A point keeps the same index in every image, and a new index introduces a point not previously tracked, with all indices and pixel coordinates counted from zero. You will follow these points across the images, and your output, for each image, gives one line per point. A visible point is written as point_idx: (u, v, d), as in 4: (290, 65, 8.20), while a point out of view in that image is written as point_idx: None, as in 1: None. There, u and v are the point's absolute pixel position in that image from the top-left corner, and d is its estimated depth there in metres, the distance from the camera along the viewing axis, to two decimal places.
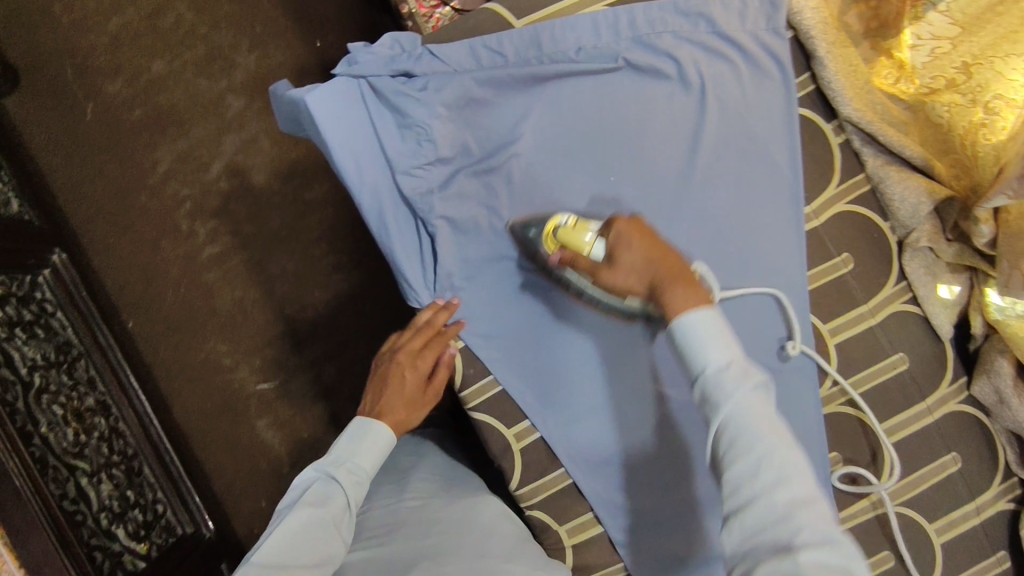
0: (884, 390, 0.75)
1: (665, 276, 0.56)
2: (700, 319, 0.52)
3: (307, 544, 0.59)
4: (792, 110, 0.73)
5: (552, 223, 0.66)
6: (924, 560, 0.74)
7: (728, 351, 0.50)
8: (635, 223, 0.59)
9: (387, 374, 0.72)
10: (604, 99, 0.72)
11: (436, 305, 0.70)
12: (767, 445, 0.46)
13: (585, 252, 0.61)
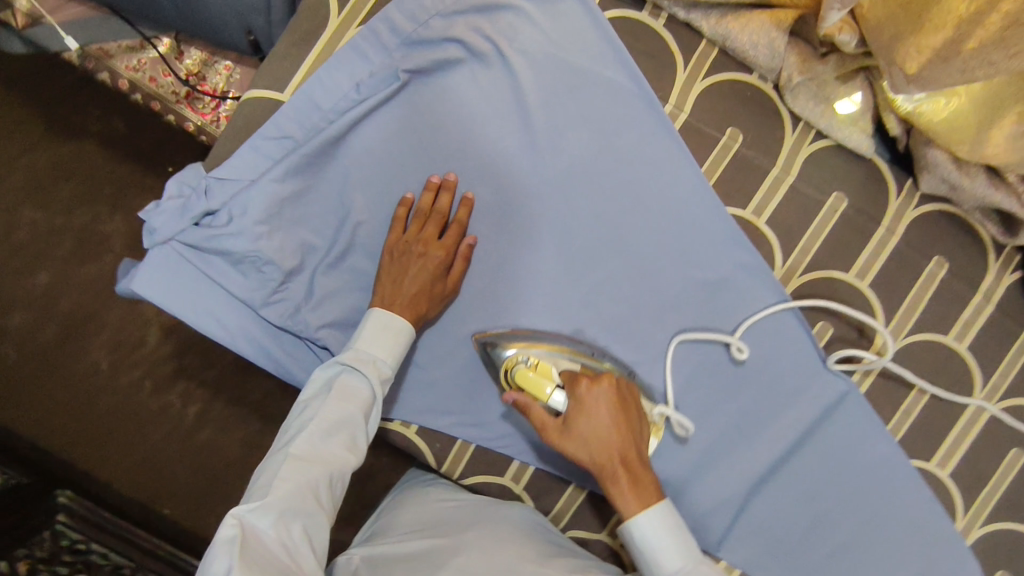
0: (838, 237, 0.70)
1: (627, 472, 0.58)
2: (651, 520, 0.56)
3: (338, 445, 0.55)
4: (599, 21, 0.66)
5: (506, 359, 0.64)
6: (959, 370, 0.71)
7: (682, 559, 0.56)
8: (605, 386, 0.60)
9: (404, 264, 0.63)
10: (410, 122, 0.65)
11: (461, 200, 0.65)
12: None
13: (546, 399, 0.60)
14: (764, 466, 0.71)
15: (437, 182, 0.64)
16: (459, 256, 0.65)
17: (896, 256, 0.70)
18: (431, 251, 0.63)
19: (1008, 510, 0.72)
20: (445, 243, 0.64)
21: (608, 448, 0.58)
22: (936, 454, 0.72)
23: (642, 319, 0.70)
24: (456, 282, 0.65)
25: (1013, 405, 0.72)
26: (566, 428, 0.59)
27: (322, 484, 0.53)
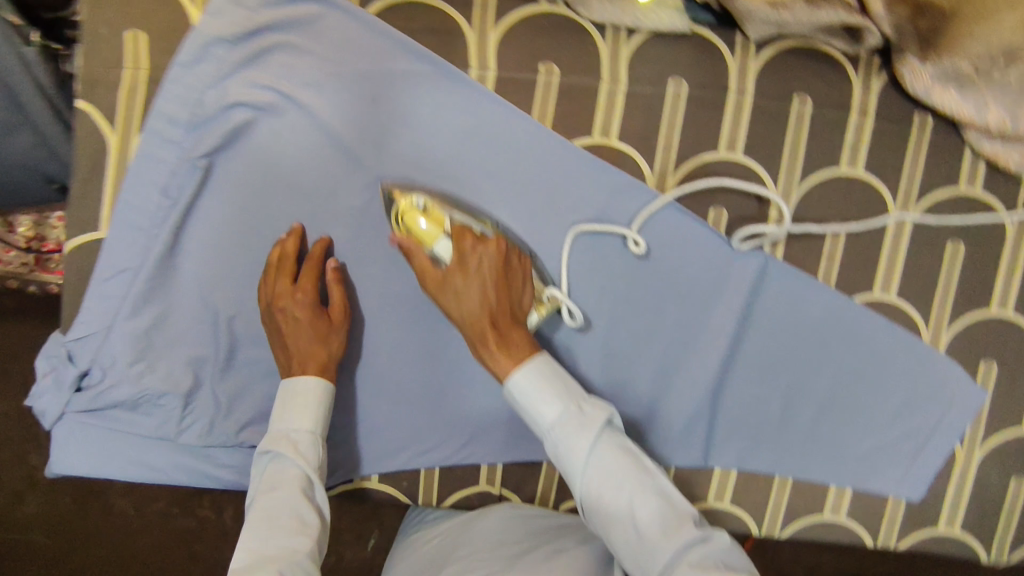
0: (693, 119, 0.67)
1: (500, 332, 0.59)
2: (523, 375, 0.57)
3: (283, 531, 0.54)
4: (366, 23, 0.63)
5: (395, 197, 0.62)
6: (864, 192, 0.69)
7: (553, 404, 0.56)
8: (481, 254, 0.60)
9: (281, 332, 0.62)
10: (233, 200, 0.63)
11: (320, 244, 0.63)
12: (610, 480, 0.54)
13: (426, 250, 0.61)
14: (717, 365, 0.70)
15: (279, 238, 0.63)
16: (333, 288, 0.63)
17: (758, 113, 0.67)
18: (296, 301, 0.61)
19: (966, 302, 0.71)
20: (301, 287, 0.61)
21: (480, 310, 0.59)
22: (875, 279, 0.70)
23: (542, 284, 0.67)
24: (344, 310, 0.63)
25: (930, 203, 0.70)
26: (442, 281, 0.60)
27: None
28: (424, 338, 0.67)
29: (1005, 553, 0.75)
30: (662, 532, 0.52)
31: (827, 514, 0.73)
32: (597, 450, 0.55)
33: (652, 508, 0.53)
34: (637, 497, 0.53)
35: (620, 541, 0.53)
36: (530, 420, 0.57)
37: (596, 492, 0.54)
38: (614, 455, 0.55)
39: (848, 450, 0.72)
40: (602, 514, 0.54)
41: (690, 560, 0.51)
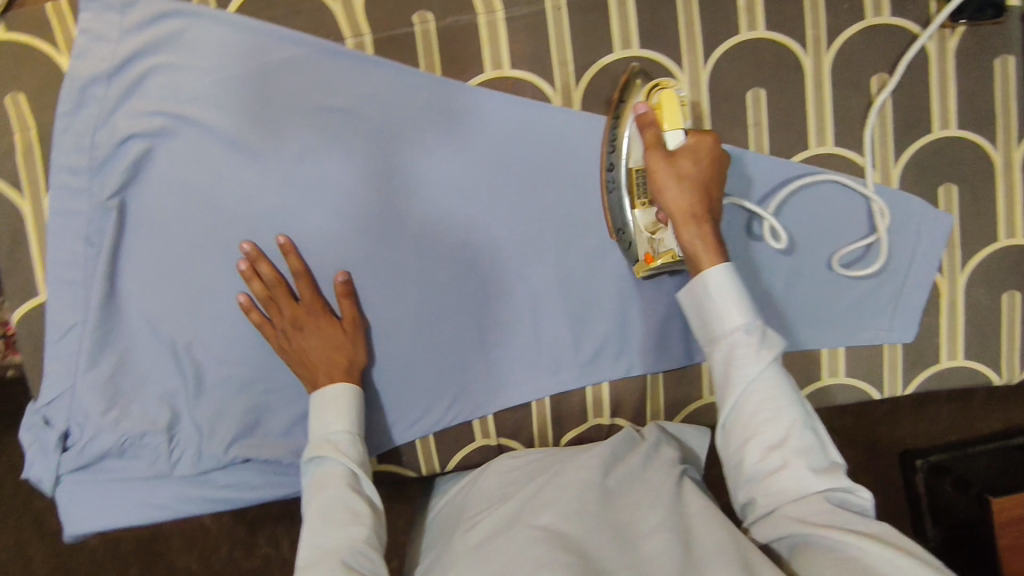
0: (580, 25, 0.65)
1: (706, 219, 0.59)
2: (723, 272, 0.56)
3: (340, 523, 0.55)
4: (228, 21, 0.62)
5: (660, 82, 0.62)
6: (774, 50, 0.67)
7: (742, 313, 0.54)
8: (711, 152, 0.60)
9: (302, 344, 0.64)
10: (155, 231, 0.64)
11: (285, 247, 0.64)
12: (775, 405, 0.52)
13: (665, 128, 0.60)
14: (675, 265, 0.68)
15: (244, 258, 0.64)
16: (339, 298, 0.65)
17: (644, 2, 0.66)
18: (311, 316, 0.64)
19: (907, 131, 0.69)
20: (311, 303, 0.64)
21: (694, 191, 0.59)
22: (808, 135, 0.68)
23: (478, 231, 0.68)
24: (357, 318, 0.66)
25: (843, 43, 0.68)
26: (669, 160, 0.59)
27: (337, 567, 0.52)
28: (380, 314, 0.67)
29: (1018, 371, 0.72)
30: (811, 468, 0.51)
31: (827, 379, 0.72)
32: (770, 374, 0.53)
33: (808, 445, 0.52)
34: (796, 432, 0.52)
35: (758, 460, 0.52)
36: (711, 317, 0.56)
37: (758, 411, 0.53)
38: (785, 385, 0.53)
39: (830, 311, 0.70)
40: (755, 434, 0.52)
41: (829, 497, 0.51)
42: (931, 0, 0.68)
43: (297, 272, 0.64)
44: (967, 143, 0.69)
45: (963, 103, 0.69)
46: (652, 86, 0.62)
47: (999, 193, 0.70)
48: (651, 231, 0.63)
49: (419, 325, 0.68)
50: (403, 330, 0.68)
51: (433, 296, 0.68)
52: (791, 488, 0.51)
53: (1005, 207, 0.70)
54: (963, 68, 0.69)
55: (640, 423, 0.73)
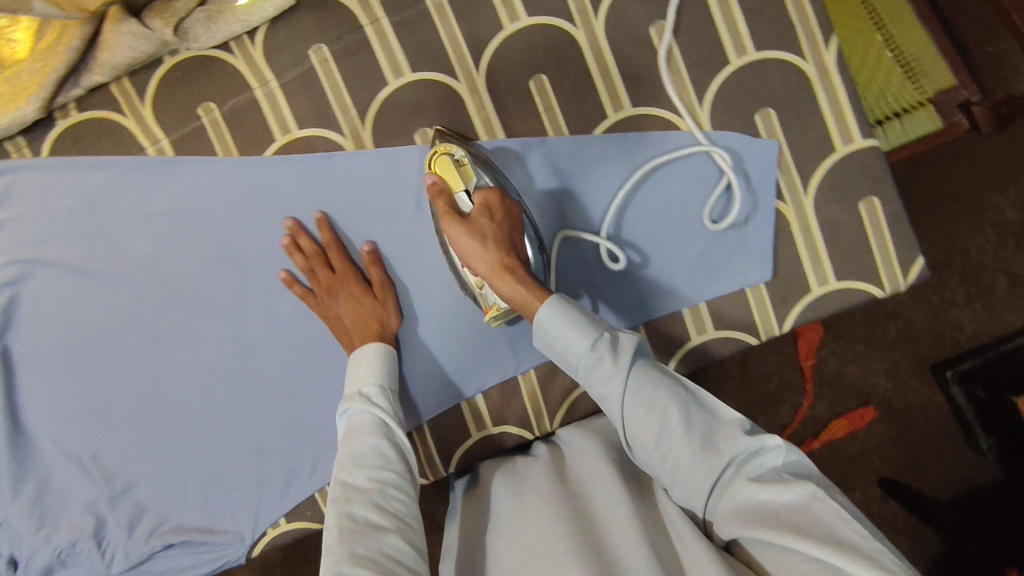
0: (349, 71, 0.68)
1: (517, 268, 0.59)
2: (546, 310, 0.57)
3: (374, 471, 0.56)
4: (43, 167, 0.69)
5: (441, 146, 0.64)
6: (543, 34, 0.67)
7: (583, 335, 0.55)
8: (501, 202, 0.60)
9: (338, 310, 0.68)
10: (39, 366, 0.71)
11: (321, 218, 0.68)
12: (652, 412, 0.53)
13: (454, 195, 0.62)
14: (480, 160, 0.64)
15: (286, 234, 0.69)
16: (366, 267, 0.69)
17: (402, 30, 0.67)
18: (344, 284, 0.68)
19: (704, 68, 0.67)
20: (342, 270, 0.68)
21: (491, 246, 0.59)
22: (603, 103, 0.67)
23: (342, 243, 0.69)
24: (386, 283, 0.68)
25: (610, 5, 0.67)
26: (460, 217, 0.60)
27: (377, 518, 0.53)
28: (250, 384, 0.72)
29: (901, 280, 0.68)
30: (709, 448, 0.52)
31: (696, 337, 0.70)
32: (631, 383, 0.54)
33: (700, 433, 0.52)
34: (679, 427, 0.52)
35: (663, 463, 0.53)
36: (566, 356, 0.57)
37: (641, 424, 0.53)
38: (650, 382, 0.54)
39: (677, 268, 0.69)
40: (653, 446, 0.53)
41: (748, 473, 0.51)
42: None
43: (329, 243, 0.68)
44: (772, 62, 0.66)
45: (755, 24, 0.66)
46: (438, 151, 0.64)
47: (823, 101, 0.66)
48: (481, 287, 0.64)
49: (290, 384, 0.72)
50: (276, 392, 0.72)
51: (295, 357, 0.72)
52: (703, 481, 0.51)
53: (834, 112, 0.67)
54: None
55: (529, 427, 0.72)
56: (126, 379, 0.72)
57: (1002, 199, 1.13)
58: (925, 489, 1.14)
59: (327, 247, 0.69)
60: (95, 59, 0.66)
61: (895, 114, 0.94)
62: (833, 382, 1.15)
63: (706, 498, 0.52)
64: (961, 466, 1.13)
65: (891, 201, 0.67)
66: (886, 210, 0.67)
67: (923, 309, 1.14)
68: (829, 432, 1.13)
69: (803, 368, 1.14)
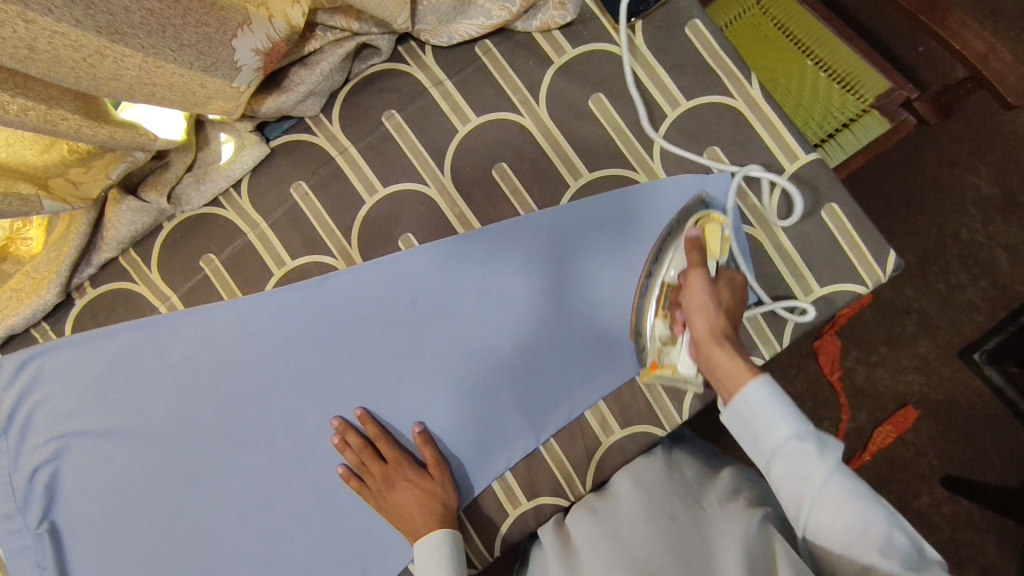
0: (328, 199, 0.74)
1: (732, 341, 0.60)
2: (754, 395, 0.59)
3: None
4: (64, 345, 0.74)
5: (711, 214, 0.66)
6: (493, 129, 0.73)
7: (790, 423, 0.58)
8: (742, 289, 0.63)
9: (397, 499, 0.71)
10: (88, 532, 0.75)
11: (361, 415, 0.72)
12: (848, 513, 0.53)
13: (708, 254, 0.64)
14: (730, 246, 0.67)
15: (336, 434, 0.73)
16: (420, 449, 0.72)
17: (368, 152, 0.74)
18: (400, 471, 0.71)
19: (644, 126, 0.72)
20: (394, 459, 0.71)
21: (720, 315, 0.60)
22: (562, 174, 0.73)
23: (386, 430, 0.73)
24: (440, 460, 0.71)
25: (547, 90, 0.73)
26: (703, 274, 0.62)
27: None
28: (285, 508, 0.74)
29: (881, 273, 0.70)
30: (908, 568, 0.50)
31: None
32: (834, 472, 0.55)
33: (896, 548, 0.51)
34: (879, 539, 0.52)
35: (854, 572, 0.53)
36: (760, 435, 0.59)
37: (830, 525, 0.54)
38: (852, 484, 0.55)
39: None
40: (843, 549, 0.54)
41: None
42: (600, 16, 0.73)
43: (377, 435, 0.72)
44: (703, 107, 0.72)
45: (680, 78, 0.72)
46: (700, 215, 0.66)
47: (759, 130, 0.71)
48: (665, 341, 0.66)
49: (325, 500, 0.74)
50: (313, 511, 0.74)
51: (325, 472, 0.74)
52: None
53: (772, 136, 0.71)
54: (662, 51, 0.73)
55: (562, 494, 0.72)
56: (170, 529, 0.74)
57: (977, 178, 1.14)
58: (993, 480, 1.10)
59: (376, 441, 0.72)
60: (102, 238, 0.73)
61: (842, 127, 0.93)
62: (863, 392, 1.14)
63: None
64: (1020, 444, 1.10)
65: (849, 203, 0.70)
66: (846, 211, 0.70)
67: (933, 300, 1.13)
68: (874, 442, 1.12)
69: (832, 381, 1.13)
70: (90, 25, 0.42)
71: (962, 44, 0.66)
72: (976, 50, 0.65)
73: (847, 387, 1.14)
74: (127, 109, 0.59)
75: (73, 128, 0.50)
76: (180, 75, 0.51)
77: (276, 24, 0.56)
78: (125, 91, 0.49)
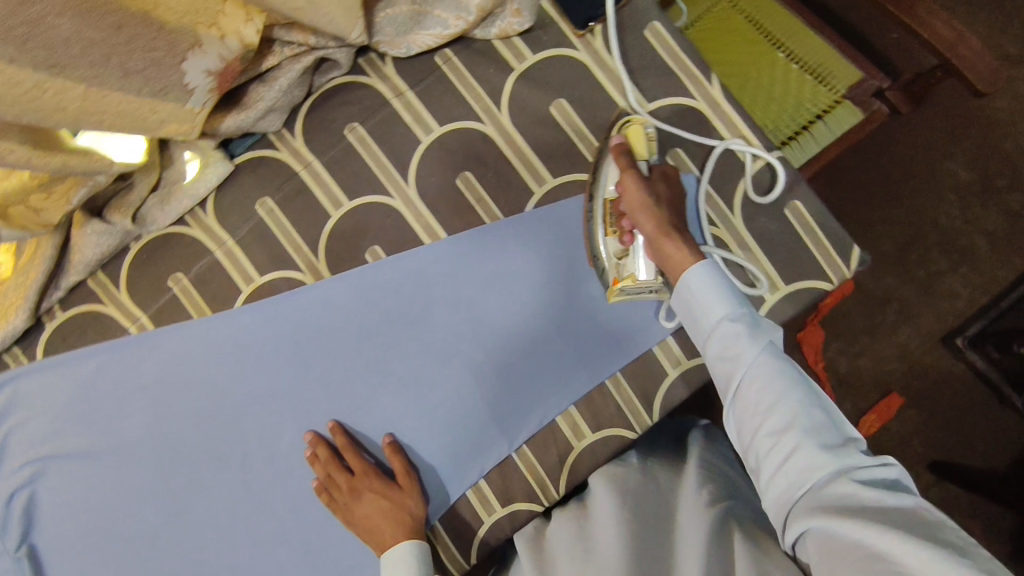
0: (293, 213, 0.74)
1: (679, 230, 0.64)
2: (697, 281, 0.62)
3: None
4: (36, 369, 0.75)
5: (632, 117, 0.69)
6: (456, 137, 0.73)
7: (727, 305, 0.60)
8: (675, 180, 0.67)
9: (363, 511, 0.70)
10: (68, 554, 0.75)
11: (332, 428, 0.73)
12: (773, 390, 0.56)
13: (637, 158, 0.67)
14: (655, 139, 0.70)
15: (307, 447, 0.73)
16: (389, 459, 0.72)
17: (332, 165, 0.74)
18: (366, 483, 0.71)
19: (607, 130, 0.72)
20: (360, 471, 0.71)
21: (664, 207, 0.64)
22: (526, 181, 0.73)
23: (355, 442, 0.73)
24: (409, 470, 0.72)
25: (509, 97, 0.73)
26: (640, 176, 0.65)
27: None
28: (263, 522, 0.74)
29: (845, 269, 0.71)
30: (823, 446, 0.53)
31: (674, 371, 0.71)
32: (764, 355, 0.58)
33: (815, 431, 0.54)
34: (798, 415, 0.54)
35: (770, 449, 0.55)
36: (697, 314, 0.62)
37: (755, 400, 0.57)
38: (781, 366, 0.58)
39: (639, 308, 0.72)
40: (760, 422, 0.56)
41: (853, 474, 0.51)
42: (558, 21, 0.73)
43: (345, 447, 0.72)
44: (665, 109, 0.72)
45: (640, 81, 0.73)
46: (620, 125, 0.69)
47: (721, 130, 0.72)
48: (620, 255, 0.67)
49: (302, 513, 0.74)
50: (291, 524, 0.74)
51: (300, 486, 0.74)
52: (801, 473, 0.52)
53: (734, 136, 0.72)
54: (622, 54, 0.73)
55: (537, 499, 0.72)
56: (149, 548, 0.75)
57: (952, 164, 1.14)
58: (981, 463, 1.11)
59: (344, 453, 0.72)
60: (69, 261, 0.73)
61: (816, 118, 0.92)
62: (844, 382, 1.15)
63: (793, 496, 0.53)
64: (1001, 428, 1.10)
65: (812, 201, 0.71)
66: (809, 208, 0.71)
67: (911, 288, 1.14)
68: (861, 430, 1.12)
69: (815, 370, 1.14)
70: (27, 61, 0.42)
71: (929, 31, 0.66)
72: (946, 38, 0.65)
73: (828, 377, 1.15)
74: (84, 136, 0.59)
75: (20, 159, 0.51)
76: (129, 101, 0.51)
77: (228, 43, 0.55)
78: (71, 121, 0.50)
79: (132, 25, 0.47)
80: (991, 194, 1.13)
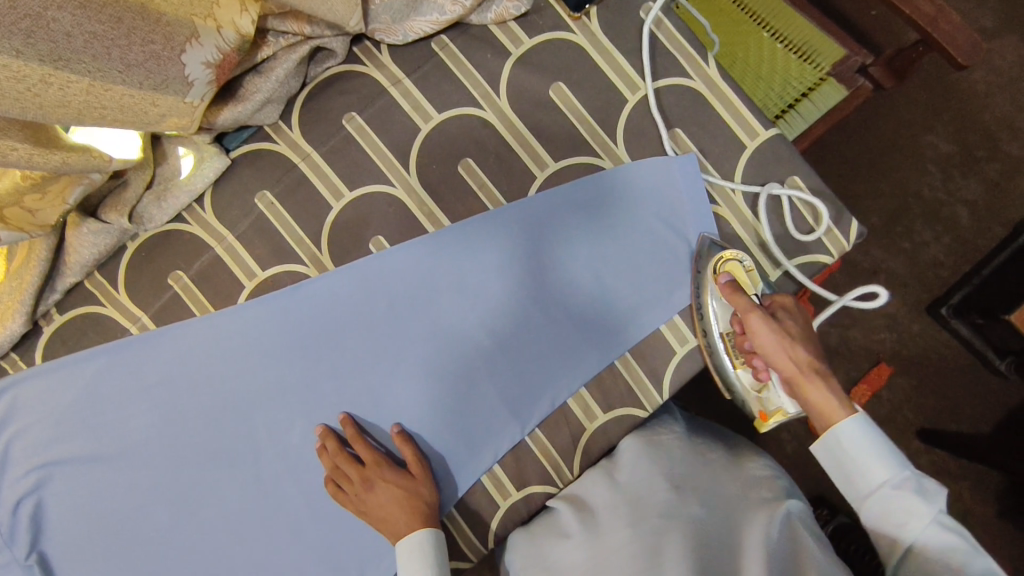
0: (294, 206, 0.73)
1: (821, 373, 0.62)
2: (848, 432, 0.62)
3: None
4: (36, 374, 0.73)
5: (724, 253, 0.68)
6: (454, 124, 0.73)
7: (887, 466, 0.60)
8: (796, 308, 0.65)
9: (377, 501, 0.70)
10: (80, 560, 0.74)
11: (344, 420, 0.72)
12: (938, 553, 0.56)
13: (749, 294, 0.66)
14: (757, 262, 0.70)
15: (318, 440, 0.73)
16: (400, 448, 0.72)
17: (331, 156, 0.73)
18: (377, 473, 0.70)
19: (606, 113, 0.73)
20: (372, 462, 0.71)
21: (802, 350, 0.62)
22: (528, 167, 0.73)
23: (365, 433, 0.73)
24: (420, 459, 0.71)
25: (507, 82, 0.73)
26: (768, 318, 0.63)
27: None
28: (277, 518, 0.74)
29: (844, 242, 0.72)
30: None
31: (681, 349, 0.72)
32: (932, 521, 0.57)
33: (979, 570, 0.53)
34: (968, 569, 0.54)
35: None
36: (855, 476, 0.62)
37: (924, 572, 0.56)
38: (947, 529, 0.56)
39: (646, 289, 0.72)
40: None
41: None
42: (553, 5, 0.73)
43: (356, 439, 0.71)
44: (665, 90, 0.73)
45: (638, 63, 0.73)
46: (719, 258, 0.68)
47: (719, 109, 0.72)
48: (761, 390, 0.68)
49: (317, 507, 0.74)
50: (306, 518, 0.74)
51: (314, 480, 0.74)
52: None
53: (732, 115, 0.72)
54: (619, 36, 0.73)
55: (552, 481, 0.73)
56: (163, 549, 0.74)
57: (934, 137, 1.16)
58: (964, 428, 1.14)
59: (357, 444, 0.72)
60: (65, 263, 0.71)
61: (801, 96, 0.93)
62: (837, 355, 1.17)
63: None
64: (990, 393, 1.13)
65: (811, 176, 0.72)
66: (809, 183, 0.72)
67: (900, 260, 1.16)
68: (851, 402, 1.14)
69: None
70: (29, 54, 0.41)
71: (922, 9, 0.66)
72: (926, 12, 0.66)
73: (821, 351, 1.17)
74: (77, 132, 0.57)
75: (22, 157, 0.50)
76: (132, 97, 0.51)
77: (225, 34, 0.54)
78: (74, 116, 0.49)
79: (131, 18, 0.46)
80: (974, 165, 1.16)
